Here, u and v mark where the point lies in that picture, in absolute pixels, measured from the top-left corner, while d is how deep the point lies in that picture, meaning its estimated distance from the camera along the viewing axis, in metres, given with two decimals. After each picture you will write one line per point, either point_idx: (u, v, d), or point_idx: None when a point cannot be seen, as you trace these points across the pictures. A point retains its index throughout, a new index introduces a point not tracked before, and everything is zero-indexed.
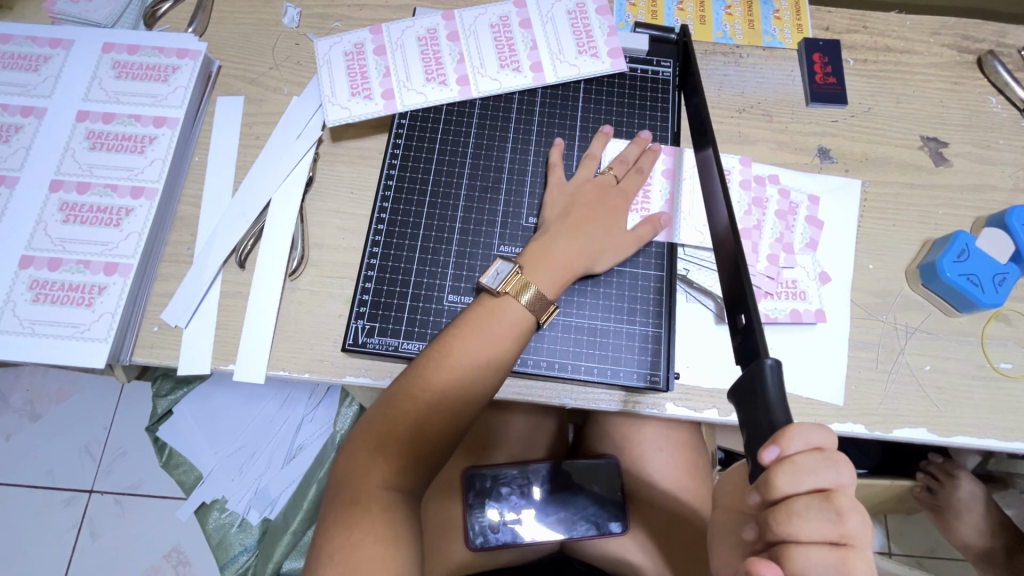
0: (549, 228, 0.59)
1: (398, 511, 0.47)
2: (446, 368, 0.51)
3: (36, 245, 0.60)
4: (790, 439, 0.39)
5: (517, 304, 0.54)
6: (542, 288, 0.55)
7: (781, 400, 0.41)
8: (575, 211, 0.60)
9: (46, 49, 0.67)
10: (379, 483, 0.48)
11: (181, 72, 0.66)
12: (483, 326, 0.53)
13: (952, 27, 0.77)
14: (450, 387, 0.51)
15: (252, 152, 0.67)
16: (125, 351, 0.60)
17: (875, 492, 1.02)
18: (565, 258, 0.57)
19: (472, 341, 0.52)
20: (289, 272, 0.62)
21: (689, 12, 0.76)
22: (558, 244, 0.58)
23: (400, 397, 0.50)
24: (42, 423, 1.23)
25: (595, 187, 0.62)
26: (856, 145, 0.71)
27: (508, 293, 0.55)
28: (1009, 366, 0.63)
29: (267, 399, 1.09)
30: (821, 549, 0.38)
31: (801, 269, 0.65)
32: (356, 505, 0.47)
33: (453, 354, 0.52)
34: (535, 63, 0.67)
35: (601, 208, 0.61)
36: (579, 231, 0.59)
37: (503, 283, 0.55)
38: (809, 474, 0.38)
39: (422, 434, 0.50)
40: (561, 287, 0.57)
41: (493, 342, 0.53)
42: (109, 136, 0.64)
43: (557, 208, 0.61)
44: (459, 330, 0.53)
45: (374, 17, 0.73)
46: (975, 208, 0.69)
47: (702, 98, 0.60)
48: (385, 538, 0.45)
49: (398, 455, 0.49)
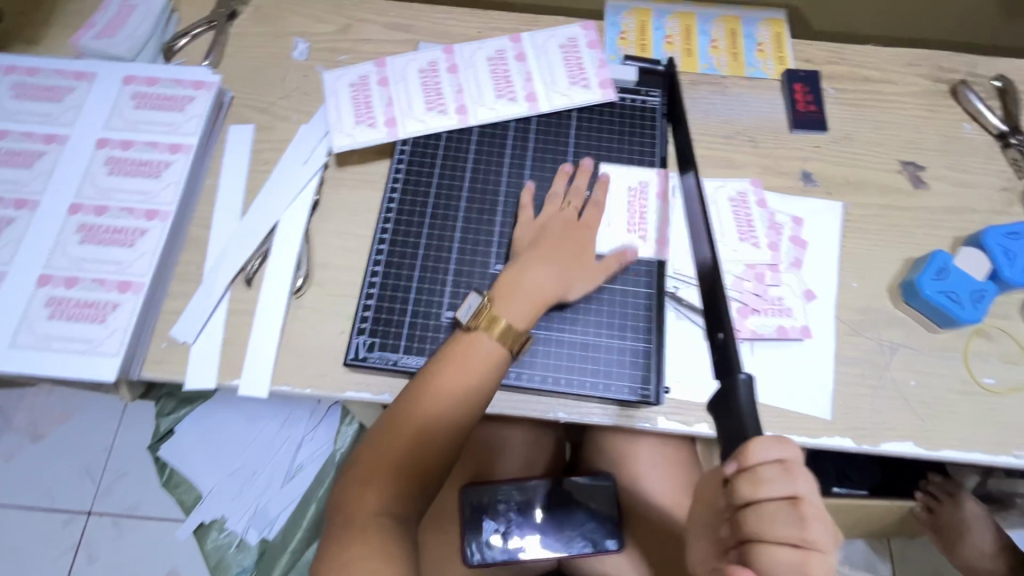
0: (517, 259, 0.62)
1: (392, 533, 0.50)
2: (431, 398, 0.54)
3: (55, 265, 0.63)
4: (753, 450, 0.39)
5: (490, 336, 0.57)
6: (513, 321, 0.58)
7: (752, 406, 0.43)
8: (544, 243, 0.63)
9: (70, 81, 0.71)
10: (372, 508, 0.51)
11: (196, 102, 0.70)
12: (461, 355, 0.56)
13: (926, 59, 0.81)
14: (435, 416, 0.54)
15: (261, 176, 0.70)
16: (135, 367, 0.62)
17: (875, 514, 1.04)
18: (536, 288, 0.59)
19: (451, 373, 0.55)
20: (294, 291, 0.65)
21: (676, 45, 0.81)
22: (529, 275, 0.60)
23: (390, 429, 0.54)
24: (44, 443, 1.24)
25: (562, 221, 0.65)
26: (838, 169, 0.74)
27: (478, 328, 0.57)
28: (992, 381, 0.65)
29: (267, 417, 1.09)
30: (785, 553, 0.37)
31: (787, 287, 0.68)
32: (352, 528, 0.50)
33: (434, 386, 0.55)
34: (530, 94, 0.71)
35: (569, 241, 0.64)
36: (549, 261, 0.61)
37: (473, 316, 0.58)
38: (769, 484, 0.38)
39: (414, 460, 0.53)
40: (533, 317, 0.59)
41: (473, 371, 0.56)
42: (127, 162, 0.67)
43: (527, 239, 0.64)
44: (436, 365, 0.56)
45: (378, 51, 0.77)
46: (953, 229, 0.72)
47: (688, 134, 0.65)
48: (380, 558, 0.48)
49: (393, 479, 0.53)
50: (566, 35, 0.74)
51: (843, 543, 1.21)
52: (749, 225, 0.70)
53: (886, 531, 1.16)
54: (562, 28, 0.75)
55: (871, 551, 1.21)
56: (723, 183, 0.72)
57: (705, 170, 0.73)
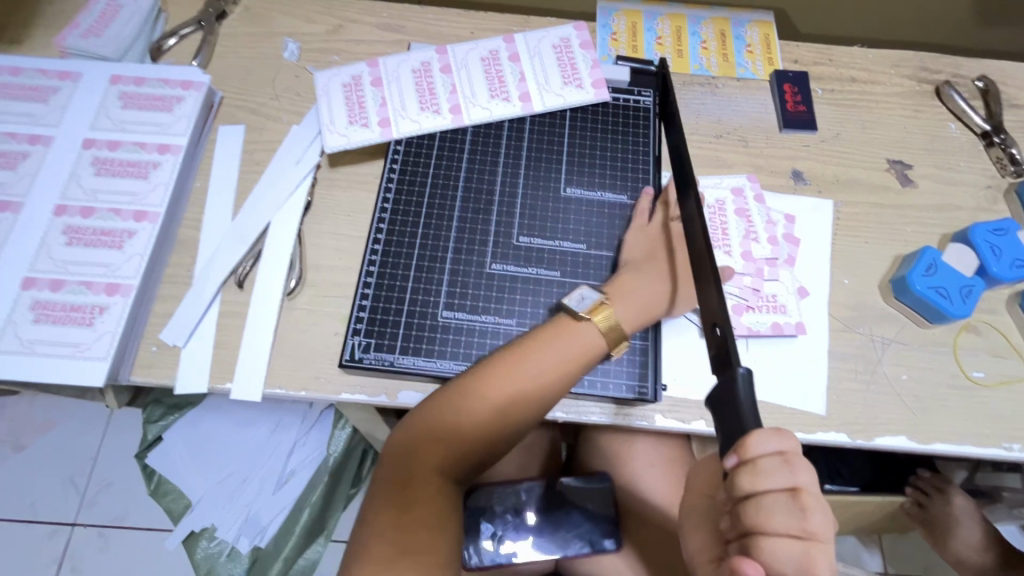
0: (633, 264, 0.63)
1: (446, 497, 0.53)
2: (516, 376, 0.55)
3: (40, 267, 0.61)
4: (751, 444, 0.38)
5: (593, 331, 0.58)
6: (620, 322, 0.59)
7: (752, 405, 0.41)
8: (654, 252, 0.64)
9: (54, 81, 0.69)
10: (433, 467, 0.53)
11: (185, 102, 0.69)
12: (562, 337, 0.57)
13: (911, 60, 0.82)
14: (517, 392, 0.55)
15: (253, 177, 0.70)
16: (123, 371, 0.60)
17: (868, 510, 1.05)
18: (640, 298, 0.60)
19: (545, 356, 0.56)
20: (287, 292, 0.64)
21: (668, 46, 0.81)
22: (637, 284, 0.61)
23: (469, 395, 0.55)
24: (27, 453, 1.21)
25: (675, 233, 0.64)
26: (827, 168, 0.75)
27: (588, 319, 0.58)
28: (981, 375, 0.66)
29: (257, 424, 1.05)
30: (788, 544, 0.37)
31: (781, 284, 0.68)
32: (410, 482, 0.52)
33: (526, 365, 0.56)
34: (524, 93, 0.71)
35: (682, 256, 0.63)
36: (654, 273, 0.62)
37: (584, 309, 0.59)
38: (770, 476, 0.38)
39: (487, 430, 0.55)
40: (635, 325, 0.60)
41: (565, 359, 0.56)
42: (115, 163, 0.66)
43: (642, 248, 0.65)
44: (531, 343, 0.57)
45: (370, 52, 0.77)
46: (940, 226, 0.73)
47: (680, 134, 0.64)
48: (436, 517, 0.51)
49: (462, 446, 0.55)
50: (559, 34, 0.74)
51: (835, 539, 1.22)
52: (746, 221, 0.70)
53: (877, 526, 1.17)
54: (555, 28, 0.75)
55: (864, 548, 1.22)
56: (719, 181, 0.73)
57: (698, 169, 0.74)
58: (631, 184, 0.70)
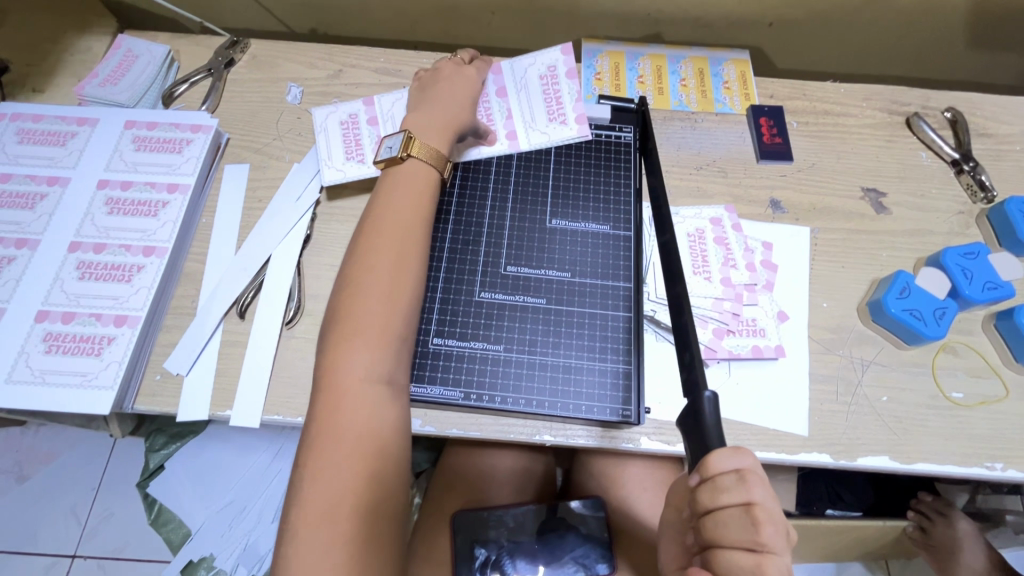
0: (413, 106, 0.71)
1: (381, 362, 0.54)
2: (383, 213, 0.61)
3: (52, 301, 0.65)
4: (712, 462, 0.40)
5: (415, 160, 0.65)
6: (427, 143, 0.66)
7: (718, 426, 0.43)
8: (414, 99, 0.72)
9: (73, 126, 0.74)
10: (358, 379, 0.53)
11: (193, 144, 0.74)
12: (390, 186, 0.63)
13: (882, 93, 0.86)
14: (393, 216, 0.61)
15: (255, 214, 0.74)
16: (128, 400, 0.63)
17: (869, 536, 1.04)
18: (445, 113, 0.69)
19: (398, 194, 0.62)
20: (286, 321, 0.67)
21: (649, 84, 0.86)
22: (427, 112, 0.69)
23: (343, 320, 0.55)
24: (30, 484, 1.22)
25: (450, 68, 0.74)
26: (803, 197, 0.78)
27: (405, 154, 0.65)
28: (960, 395, 0.67)
29: (259, 450, 1.09)
30: (741, 556, 0.39)
31: (760, 308, 0.71)
32: (330, 439, 0.50)
33: (385, 204, 0.62)
34: (511, 132, 0.75)
35: (449, 77, 0.73)
36: (434, 103, 0.70)
37: (393, 149, 0.65)
38: (727, 492, 0.39)
39: (391, 250, 0.59)
40: (444, 138, 0.67)
41: (412, 190, 0.63)
42: (127, 202, 0.70)
43: (418, 88, 0.73)
44: (367, 239, 0.60)
45: (369, 94, 0.82)
46: (915, 250, 0.76)
47: (658, 178, 0.63)
48: (371, 356, 0.54)
49: (368, 279, 0.57)
50: (546, 63, 0.77)
51: (841, 566, 1.21)
52: (726, 248, 0.74)
53: (883, 553, 1.16)
54: (543, 54, 0.77)
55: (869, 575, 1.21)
56: (697, 212, 0.76)
57: (681, 200, 0.77)
58: (613, 214, 0.73)
